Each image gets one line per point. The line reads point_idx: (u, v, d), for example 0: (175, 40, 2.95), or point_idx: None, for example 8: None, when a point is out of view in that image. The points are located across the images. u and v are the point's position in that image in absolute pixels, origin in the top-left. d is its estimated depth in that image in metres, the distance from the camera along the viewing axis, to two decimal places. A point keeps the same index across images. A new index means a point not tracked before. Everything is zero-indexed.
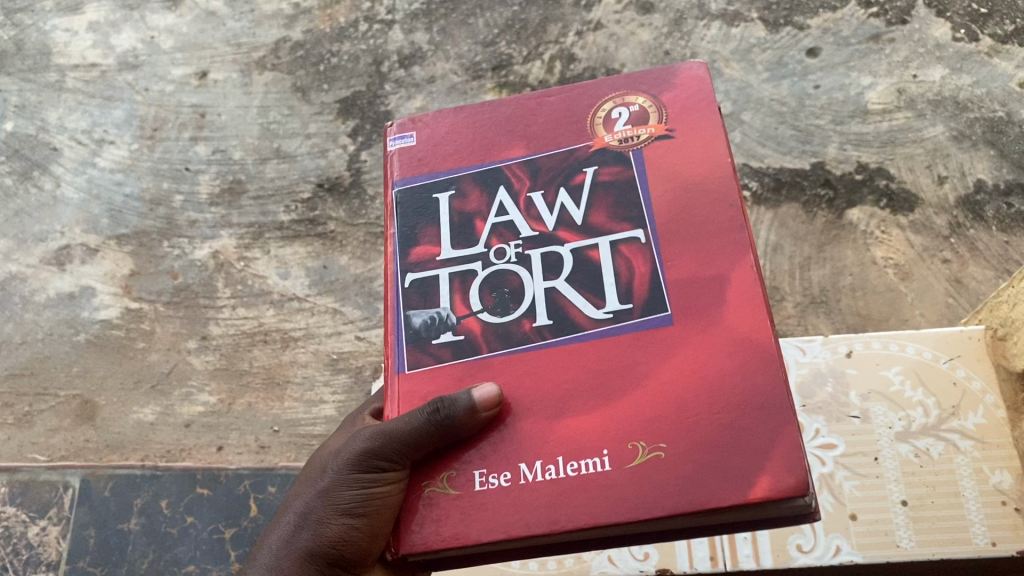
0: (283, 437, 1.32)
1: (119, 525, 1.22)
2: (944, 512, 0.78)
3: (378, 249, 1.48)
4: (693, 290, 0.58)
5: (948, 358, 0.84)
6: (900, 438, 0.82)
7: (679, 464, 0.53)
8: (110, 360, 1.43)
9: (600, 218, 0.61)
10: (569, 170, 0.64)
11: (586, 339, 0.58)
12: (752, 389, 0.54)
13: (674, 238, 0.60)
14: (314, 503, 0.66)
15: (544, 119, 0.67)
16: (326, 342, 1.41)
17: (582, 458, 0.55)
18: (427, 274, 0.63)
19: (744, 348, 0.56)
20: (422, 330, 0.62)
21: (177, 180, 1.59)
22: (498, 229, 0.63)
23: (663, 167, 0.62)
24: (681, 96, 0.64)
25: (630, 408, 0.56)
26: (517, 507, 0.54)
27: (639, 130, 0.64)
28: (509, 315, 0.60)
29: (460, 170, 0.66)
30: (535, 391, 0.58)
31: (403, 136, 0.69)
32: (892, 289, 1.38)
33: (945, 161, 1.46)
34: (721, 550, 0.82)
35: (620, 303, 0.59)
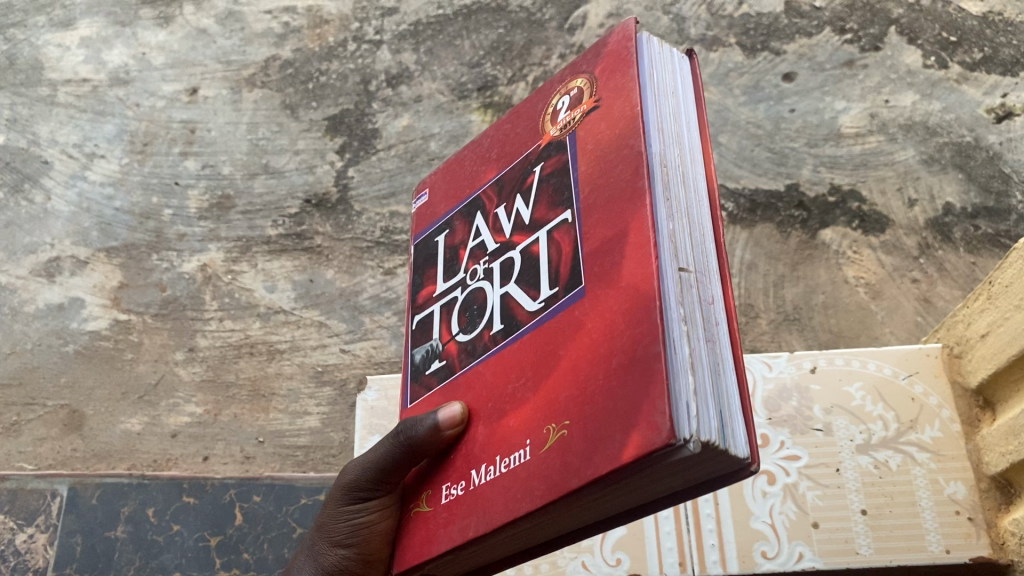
0: (268, 448, 1.35)
1: (106, 532, 1.23)
2: (901, 521, 0.82)
3: (364, 263, 1.51)
4: (601, 249, 0.50)
5: (908, 374, 0.89)
6: (860, 449, 0.86)
7: (573, 442, 0.45)
8: (99, 370, 1.45)
9: (541, 211, 0.56)
10: (524, 174, 0.60)
11: (525, 333, 0.53)
12: (634, 341, 0.44)
13: (593, 198, 0.52)
14: (314, 537, 0.71)
15: (514, 131, 0.64)
16: (312, 354, 1.44)
17: (511, 455, 0.50)
18: (426, 313, 0.64)
19: (632, 296, 0.46)
20: (421, 362, 0.63)
21: (167, 195, 1.62)
22: (474, 251, 0.62)
23: (589, 133, 0.55)
24: (608, 60, 0.57)
25: (549, 390, 0.49)
26: (466, 513, 0.51)
27: (575, 112, 0.58)
28: (475, 332, 0.58)
29: (453, 210, 0.67)
30: (491, 395, 0.54)
31: (421, 196, 0.72)
32: (862, 307, 1.42)
33: (915, 184, 1.51)
34: (690, 555, 0.85)
35: (550, 288, 0.53)
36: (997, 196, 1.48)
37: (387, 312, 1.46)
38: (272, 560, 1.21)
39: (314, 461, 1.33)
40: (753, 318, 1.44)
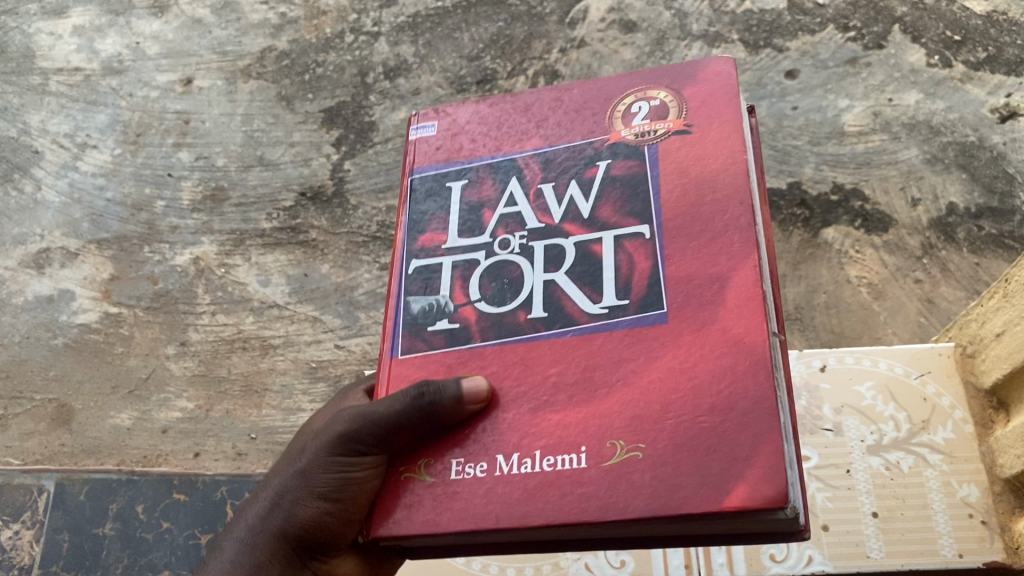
0: (260, 445, 1.32)
1: (94, 529, 1.21)
2: (913, 524, 0.82)
3: (359, 257, 1.49)
4: (692, 287, 0.56)
5: (919, 374, 0.89)
6: (872, 450, 0.86)
7: (657, 465, 0.51)
8: (89, 364, 1.42)
9: (607, 211, 0.61)
10: (583, 163, 0.64)
11: (580, 332, 0.58)
12: (743, 392, 0.52)
13: (678, 233, 0.59)
14: (290, 484, 0.66)
15: (565, 110, 0.67)
16: (306, 350, 1.41)
17: (559, 453, 0.54)
18: (433, 261, 0.65)
19: (736, 347, 0.53)
20: (419, 316, 0.63)
21: (159, 186, 1.59)
22: (503, 220, 0.64)
23: (675, 159, 0.62)
24: (704, 91, 0.63)
25: (617, 404, 0.54)
26: (489, 495, 0.54)
27: (658, 125, 0.64)
28: (505, 306, 0.61)
29: (475, 161, 0.68)
30: (523, 384, 0.57)
31: (424, 127, 0.72)
32: (865, 307, 1.40)
33: (918, 183, 1.49)
34: (696, 558, 0.86)
35: (616, 298, 0.58)
36: (1001, 197, 1.46)
37: (383, 308, 1.43)
38: None
39: None
40: None
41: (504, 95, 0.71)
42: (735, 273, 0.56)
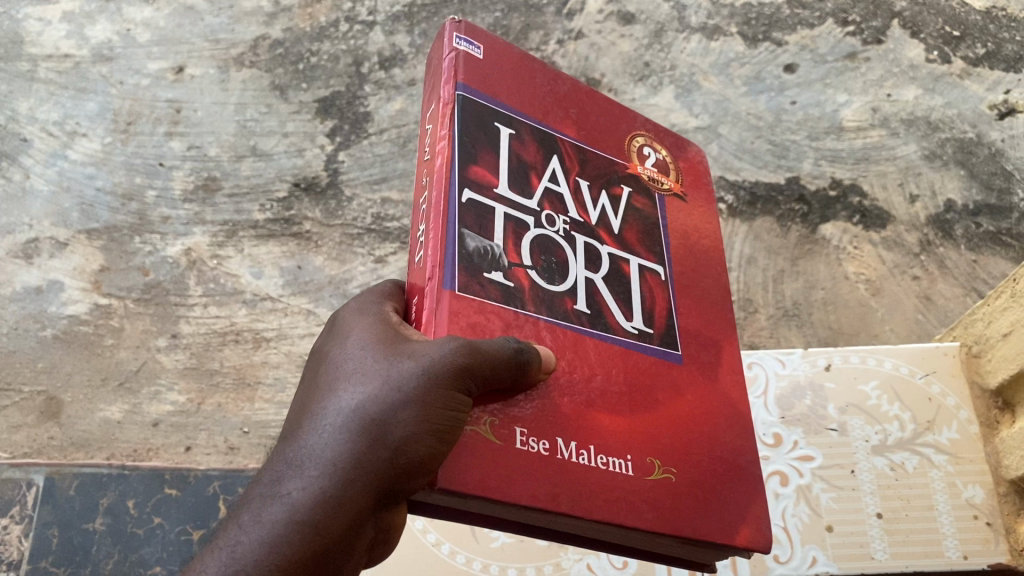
0: (253, 439, 1.32)
1: (83, 524, 1.19)
2: (918, 525, 0.84)
3: (354, 250, 1.47)
4: (699, 342, 0.72)
5: (924, 374, 0.91)
6: (876, 450, 0.88)
7: (685, 490, 0.64)
8: (78, 356, 1.40)
9: (632, 237, 0.73)
10: (611, 179, 0.74)
11: (620, 343, 0.67)
12: (737, 447, 0.69)
13: (684, 291, 0.74)
14: (394, 418, 0.58)
15: (593, 117, 0.76)
16: (299, 343, 1.40)
17: (611, 455, 0.62)
18: (485, 204, 0.63)
19: (730, 408, 0.71)
20: (475, 255, 0.61)
21: (151, 175, 1.57)
22: (550, 195, 0.68)
23: (679, 222, 0.77)
24: (691, 172, 0.82)
25: (649, 422, 0.65)
26: (555, 478, 0.58)
27: (662, 177, 0.78)
28: (553, 287, 0.65)
29: (520, 115, 0.69)
30: (576, 375, 0.63)
31: (471, 43, 0.68)
32: (863, 303, 1.39)
33: (916, 179, 1.49)
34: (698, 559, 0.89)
35: (644, 324, 0.69)
36: (999, 194, 1.46)
37: None
38: None
39: None
40: (751, 313, 1.40)
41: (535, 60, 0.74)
42: (726, 350, 0.74)
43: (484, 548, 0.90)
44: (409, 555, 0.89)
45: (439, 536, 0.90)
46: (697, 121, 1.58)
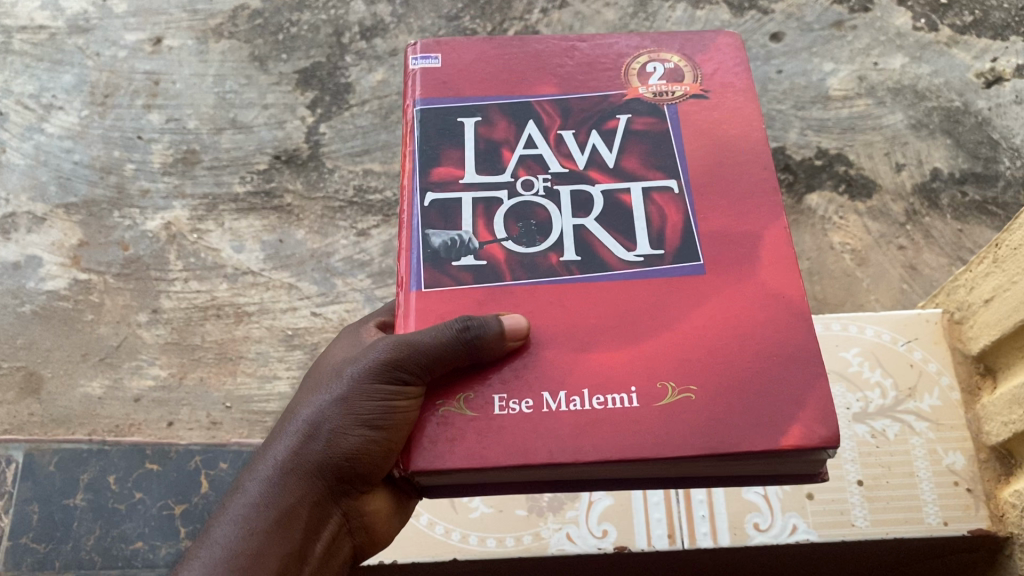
0: (235, 413, 1.30)
1: (64, 500, 1.18)
2: (898, 491, 0.83)
3: (336, 223, 1.46)
4: (727, 243, 0.63)
5: (906, 341, 0.90)
6: (857, 418, 0.86)
7: (709, 404, 0.57)
8: (58, 332, 1.39)
9: (632, 163, 0.66)
10: (602, 115, 0.68)
11: (617, 277, 0.62)
12: (785, 341, 0.59)
13: (709, 191, 0.65)
14: (331, 412, 0.64)
15: (577, 62, 0.71)
16: (282, 317, 1.38)
17: (608, 392, 0.58)
18: (450, 196, 0.65)
19: (777, 300, 0.60)
20: (442, 250, 0.63)
21: (129, 148, 1.54)
22: (526, 160, 0.66)
23: (697, 125, 0.68)
24: (714, 62, 0.70)
25: (659, 347, 0.59)
26: (539, 432, 0.56)
27: (672, 87, 0.69)
28: (535, 247, 0.63)
29: (488, 99, 0.69)
30: (564, 326, 0.60)
31: (427, 57, 0.71)
32: (848, 274, 1.39)
33: (903, 148, 1.48)
34: (679, 528, 0.85)
35: (652, 247, 0.63)
36: (985, 162, 1.45)
37: (361, 275, 1.41)
38: None
39: None
40: None
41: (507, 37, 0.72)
42: (769, 237, 0.63)
43: (463, 519, 0.88)
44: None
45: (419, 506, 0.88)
46: None
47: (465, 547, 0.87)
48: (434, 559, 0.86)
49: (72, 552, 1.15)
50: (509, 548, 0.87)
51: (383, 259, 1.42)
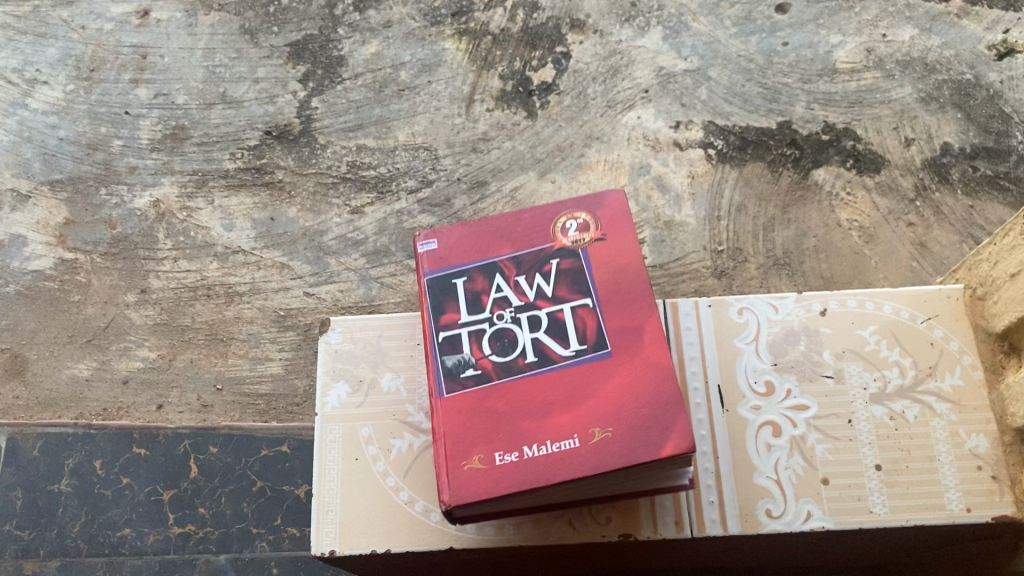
0: (227, 396, 1.27)
1: (49, 486, 1.15)
2: (918, 477, 0.70)
3: (329, 200, 1.42)
4: (624, 331, 0.68)
5: (926, 317, 0.75)
6: (875, 399, 0.73)
7: (624, 434, 0.63)
8: (43, 313, 1.35)
9: (565, 290, 0.71)
10: (543, 263, 0.72)
11: (556, 369, 0.67)
12: (669, 390, 0.65)
13: (614, 296, 0.70)
14: None
15: (518, 227, 0.74)
16: (274, 297, 1.34)
17: (562, 439, 0.64)
18: (454, 333, 0.70)
19: (661, 368, 0.66)
20: (455, 367, 0.68)
21: (116, 124, 1.50)
22: (496, 301, 0.71)
23: (606, 258, 0.72)
24: (609, 214, 0.74)
25: (591, 407, 0.65)
26: (515, 472, 0.63)
27: (583, 235, 0.73)
28: (510, 356, 0.68)
29: (469, 263, 0.73)
30: (520, 406, 0.66)
31: (426, 243, 0.75)
32: (857, 251, 1.34)
33: (912, 122, 1.44)
34: (687, 512, 0.69)
35: (579, 343, 0.68)
36: (997, 136, 1.41)
37: (355, 254, 1.37)
38: (230, 515, 1.12)
39: (276, 410, 1.24)
40: (741, 263, 1.34)
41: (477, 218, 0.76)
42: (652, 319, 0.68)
43: None
44: (352, 492, 0.72)
45: (408, 489, 0.72)
46: (686, 63, 1.51)
47: (463, 534, 0.70)
48: (406, 548, 0.69)
49: (56, 539, 1.12)
50: (509, 536, 0.69)
51: (377, 238, 1.38)
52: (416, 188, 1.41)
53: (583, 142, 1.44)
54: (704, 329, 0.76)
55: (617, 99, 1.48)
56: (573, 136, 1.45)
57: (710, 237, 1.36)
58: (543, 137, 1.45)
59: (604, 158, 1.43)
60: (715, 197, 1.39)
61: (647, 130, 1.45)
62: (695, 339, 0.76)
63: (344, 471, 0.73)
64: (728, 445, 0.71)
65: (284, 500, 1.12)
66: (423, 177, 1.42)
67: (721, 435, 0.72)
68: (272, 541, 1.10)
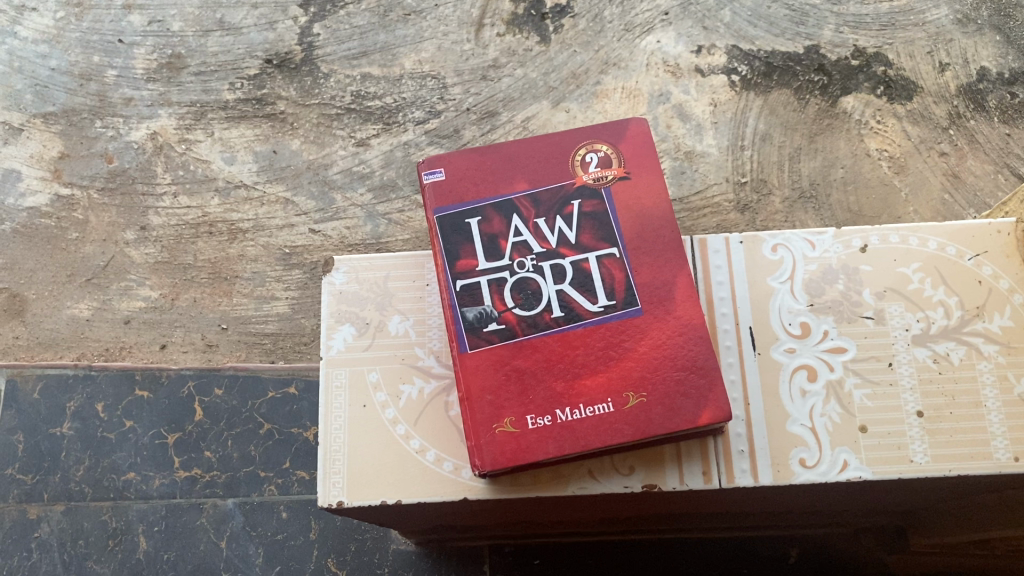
0: (232, 336, 1.23)
1: (51, 429, 1.12)
2: (963, 424, 0.65)
3: (333, 132, 1.36)
4: (654, 285, 0.66)
5: (974, 254, 0.70)
6: (917, 341, 0.68)
7: (659, 402, 0.63)
8: (40, 251, 1.30)
9: (588, 238, 0.67)
10: (563, 205, 0.68)
11: (585, 326, 0.65)
12: (705, 355, 0.64)
13: (640, 247, 0.67)
14: None
15: (534, 160, 0.69)
16: (278, 234, 1.29)
17: (594, 404, 0.63)
18: (471, 285, 0.66)
19: (695, 331, 0.65)
20: (476, 322, 0.65)
21: (109, 53, 1.43)
22: (516, 246, 0.67)
23: (630, 203, 0.68)
24: (632, 150, 0.69)
25: (624, 369, 0.64)
26: (549, 437, 0.62)
27: (605, 173, 0.69)
28: (534, 310, 0.65)
29: (483, 200, 0.68)
30: (548, 366, 0.64)
31: (433, 173, 0.69)
32: (886, 183, 1.28)
33: (947, 46, 1.35)
34: (716, 462, 0.65)
35: (606, 298, 0.66)
36: None
37: (361, 188, 1.32)
38: (237, 459, 1.09)
39: (284, 349, 1.21)
40: (765, 196, 1.28)
41: (487, 145, 0.71)
42: (683, 274, 0.66)
43: None
44: (359, 442, 0.68)
45: (420, 439, 0.68)
46: None
47: (476, 485, 0.66)
48: (416, 500, 0.66)
49: (60, 483, 1.09)
50: (526, 487, 0.65)
51: (384, 171, 1.32)
52: (424, 119, 1.35)
53: (599, 69, 1.37)
54: (735, 268, 0.71)
55: (635, 22, 1.40)
56: (589, 62, 1.37)
57: (733, 169, 1.30)
58: (556, 64, 1.38)
59: (620, 86, 1.36)
60: (738, 126, 1.32)
61: (667, 55, 1.38)
62: (725, 278, 0.71)
63: (351, 420, 0.69)
64: (759, 391, 0.67)
65: (294, 444, 1.10)
66: (431, 107, 1.36)
67: (753, 381, 0.67)
68: (281, 485, 1.07)
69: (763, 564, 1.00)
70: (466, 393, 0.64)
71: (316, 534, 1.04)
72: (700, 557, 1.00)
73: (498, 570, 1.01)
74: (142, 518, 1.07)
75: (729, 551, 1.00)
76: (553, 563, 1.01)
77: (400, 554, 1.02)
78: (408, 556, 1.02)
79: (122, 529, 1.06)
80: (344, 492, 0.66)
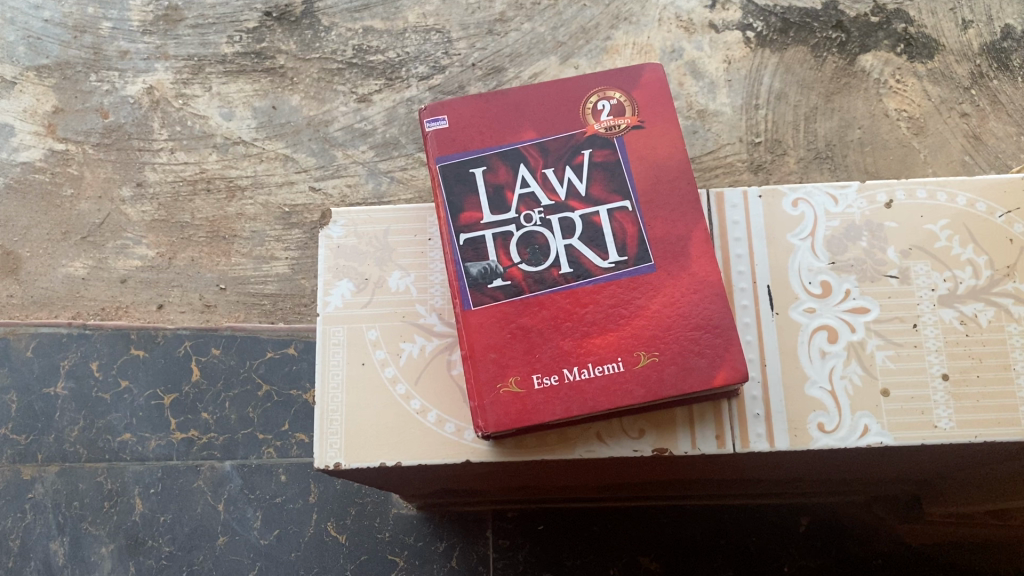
0: (231, 296, 1.20)
1: (45, 389, 1.09)
2: (991, 389, 0.62)
3: (334, 87, 1.32)
4: (668, 240, 0.63)
5: (1005, 212, 0.67)
6: (944, 302, 0.65)
7: (671, 362, 0.60)
8: (35, 208, 1.27)
9: (599, 190, 0.64)
10: (573, 155, 0.64)
11: (595, 282, 0.62)
12: (721, 313, 0.61)
13: (655, 200, 0.64)
14: None
15: (543, 106, 0.66)
16: (277, 193, 1.26)
17: (604, 364, 0.60)
18: (475, 239, 0.63)
19: (711, 288, 0.61)
20: (480, 279, 0.62)
21: (104, 5, 1.39)
22: (524, 198, 0.64)
23: (644, 153, 0.64)
24: (647, 96, 0.65)
25: (635, 327, 0.61)
26: (555, 398, 0.59)
27: (617, 121, 0.65)
28: (541, 265, 0.62)
29: (489, 149, 0.65)
30: (556, 323, 0.61)
31: (436, 120, 0.65)
32: (904, 144, 1.24)
33: (971, 3, 1.30)
34: (729, 426, 0.62)
35: (618, 254, 0.62)
36: None
37: (362, 146, 1.28)
38: (235, 421, 1.07)
39: (282, 311, 1.18)
40: (779, 156, 1.24)
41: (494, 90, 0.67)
42: (698, 229, 0.63)
43: None
44: (357, 402, 0.65)
45: (422, 398, 0.65)
46: None
47: (478, 446, 0.63)
48: (417, 463, 0.63)
49: (54, 445, 1.07)
50: (531, 448, 0.62)
51: (387, 128, 1.29)
52: (427, 74, 1.31)
53: (610, 24, 1.32)
54: (753, 224, 0.68)
55: None
56: (599, 16, 1.33)
57: (747, 128, 1.25)
58: (565, 18, 1.33)
59: (631, 42, 1.32)
60: (753, 84, 1.28)
61: (680, 10, 1.33)
62: (743, 235, 0.67)
63: (349, 379, 0.66)
64: (777, 352, 0.64)
65: (294, 405, 1.07)
66: (435, 62, 1.32)
67: (770, 342, 0.64)
68: (280, 448, 1.05)
69: (771, 532, 0.97)
70: (469, 351, 0.61)
71: (316, 498, 1.02)
72: (705, 523, 0.98)
73: (501, 535, 0.99)
74: (138, 480, 1.05)
75: (735, 518, 0.98)
76: (557, 529, 0.99)
77: (401, 518, 1.00)
78: (409, 520, 1.00)
79: (118, 491, 1.04)
80: (342, 454, 0.64)
